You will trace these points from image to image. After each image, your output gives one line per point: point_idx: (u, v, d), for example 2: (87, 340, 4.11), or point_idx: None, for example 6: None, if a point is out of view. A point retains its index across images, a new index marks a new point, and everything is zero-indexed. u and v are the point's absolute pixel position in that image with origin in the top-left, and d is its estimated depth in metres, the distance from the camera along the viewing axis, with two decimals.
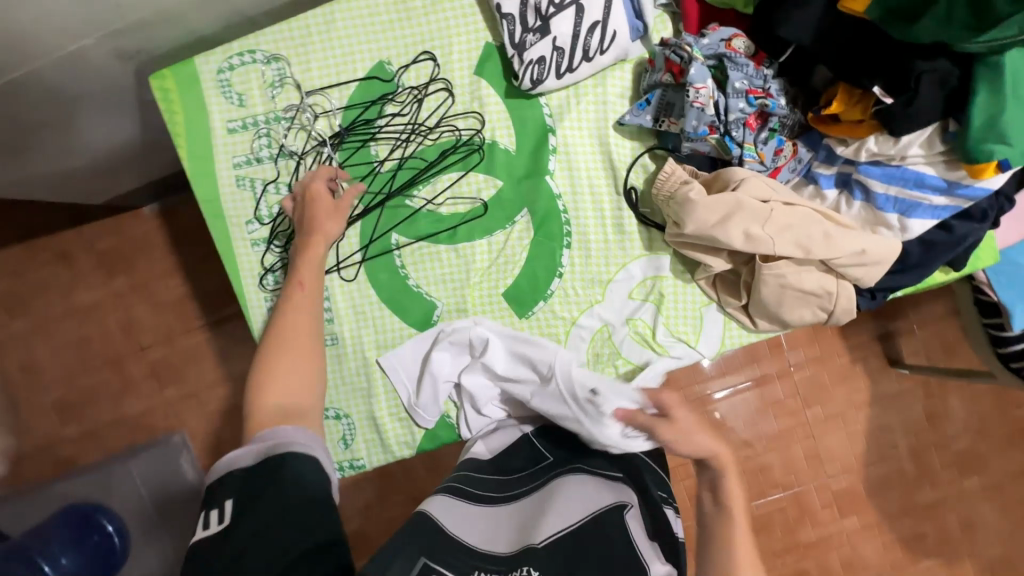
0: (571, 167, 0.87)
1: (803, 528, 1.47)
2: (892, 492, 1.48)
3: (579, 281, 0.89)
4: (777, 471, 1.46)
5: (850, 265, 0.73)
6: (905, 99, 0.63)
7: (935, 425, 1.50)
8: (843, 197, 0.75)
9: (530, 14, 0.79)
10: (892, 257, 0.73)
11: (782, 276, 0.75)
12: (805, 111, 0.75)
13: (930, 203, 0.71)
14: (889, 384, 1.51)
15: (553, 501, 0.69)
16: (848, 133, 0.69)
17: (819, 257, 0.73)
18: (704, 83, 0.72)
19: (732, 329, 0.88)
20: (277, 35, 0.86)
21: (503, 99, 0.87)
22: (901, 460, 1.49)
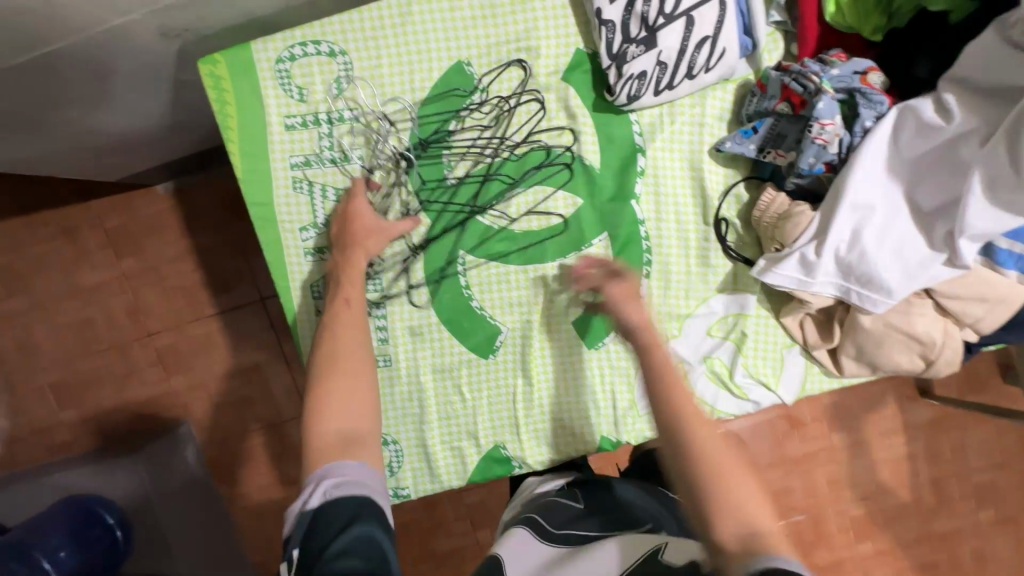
0: (657, 192, 0.80)
1: (819, 552, 1.46)
2: (908, 521, 1.48)
3: (656, 313, 0.83)
4: (797, 494, 1.45)
5: (954, 296, 0.70)
6: None
7: (949, 453, 1.50)
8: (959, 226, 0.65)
9: (634, 24, 0.72)
10: (1017, 299, 0.70)
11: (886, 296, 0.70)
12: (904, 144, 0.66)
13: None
14: (918, 413, 1.50)
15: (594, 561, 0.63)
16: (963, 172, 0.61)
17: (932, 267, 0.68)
18: (831, 120, 0.67)
19: (814, 373, 0.84)
20: (345, 24, 0.77)
21: (591, 113, 0.79)
22: (921, 489, 1.49)
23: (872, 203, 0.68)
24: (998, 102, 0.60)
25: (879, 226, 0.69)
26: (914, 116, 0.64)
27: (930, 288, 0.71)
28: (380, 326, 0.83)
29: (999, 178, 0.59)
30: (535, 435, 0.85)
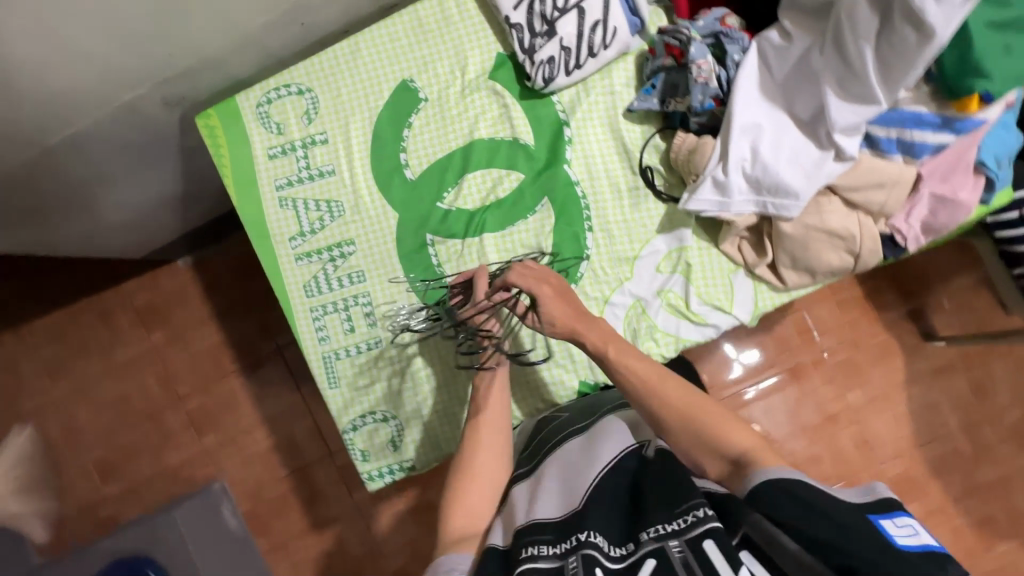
0: (586, 156, 0.93)
1: None
2: (952, 473, 1.52)
3: (607, 260, 0.92)
4: (827, 462, 1.51)
5: (854, 189, 0.79)
6: (884, 52, 0.70)
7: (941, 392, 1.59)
8: (875, 155, 0.79)
9: (537, 21, 0.87)
10: (907, 181, 0.78)
11: (796, 203, 0.79)
12: (767, 70, 0.79)
13: (920, 138, 0.76)
14: (929, 359, 1.57)
15: (588, 457, 0.75)
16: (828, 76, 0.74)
17: (825, 182, 0.78)
18: (704, 60, 0.79)
19: (763, 292, 0.91)
20: (309, 68, 0.94)
21: (518, 101, 0.94)
22: (955, 438, 1.55)
23: (758, 122, 0.79)
24: (821, 20, 0.75)
25: (776, 138, 0.79)
26: (767, 49, 0.78)
27: (831, 185, 0.79)
28: (367, 311, 0.95)
29: (843, 77, 0.73)
30: (517, 390, 0.96)
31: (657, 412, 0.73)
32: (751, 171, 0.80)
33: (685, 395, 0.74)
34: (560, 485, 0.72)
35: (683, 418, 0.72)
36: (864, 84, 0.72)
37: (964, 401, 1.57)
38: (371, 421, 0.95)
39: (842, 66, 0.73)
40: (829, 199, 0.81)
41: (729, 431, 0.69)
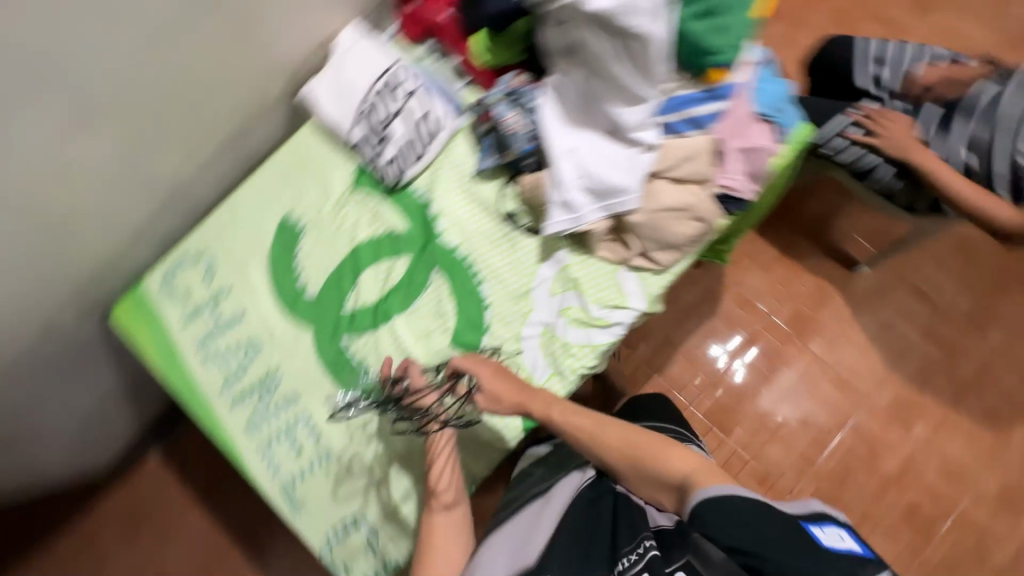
0: (457, 222, 1.04)
1: (878, 458, 1.69)
2: (933, 378, 1.72)
3: (506, 301, 1.01)
4: (822, 416, 1.72)
5: (670, 169, 0.91)
6: (631, 66, 0.82)
7: (876, 316, 1.76)
8: (674, 135, 0.92)
9: (375, 133, 1.03)
10: (705, 148, 0.91)
11: (622, 203, 0.92)
12: (563, 101, 0.92)
13: (696, 112, 0.91)
14: (861, 284, 1.78)
15: (552, 510, 0.90)
16: (605, 95, 0.87)
17: (641, 173, 0.91)
18: (509, 115, 0.94)
19: (648, 280, 1.00)
20: (199, 236, 1.06)
21: (385, 199, 1.06)
22: (914, 346, 1.74)
23: (571, 144, 0.92)
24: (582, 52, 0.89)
25: (592, 152, 0.92)
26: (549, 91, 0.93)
27: (650, 173, 0.92)
28: (309, 427, 0.99)
29: (614, 90, 0.86)
30: (470, 450, 0.99)
31: (609, 458, 0.84)
32: (581, 186, 0.93)
33: (629, 434, 0.84)
34: (527, 541, 0.86)
35: (633, 460, 0.82)
36: (631, 91, 0.85)
37: (906, 311, 1.76)
38: (345, 532, 0.95)
39: (609, 84, 0.86)
40: (658, 183, 0.92)
41: (670, 456, 0.79)
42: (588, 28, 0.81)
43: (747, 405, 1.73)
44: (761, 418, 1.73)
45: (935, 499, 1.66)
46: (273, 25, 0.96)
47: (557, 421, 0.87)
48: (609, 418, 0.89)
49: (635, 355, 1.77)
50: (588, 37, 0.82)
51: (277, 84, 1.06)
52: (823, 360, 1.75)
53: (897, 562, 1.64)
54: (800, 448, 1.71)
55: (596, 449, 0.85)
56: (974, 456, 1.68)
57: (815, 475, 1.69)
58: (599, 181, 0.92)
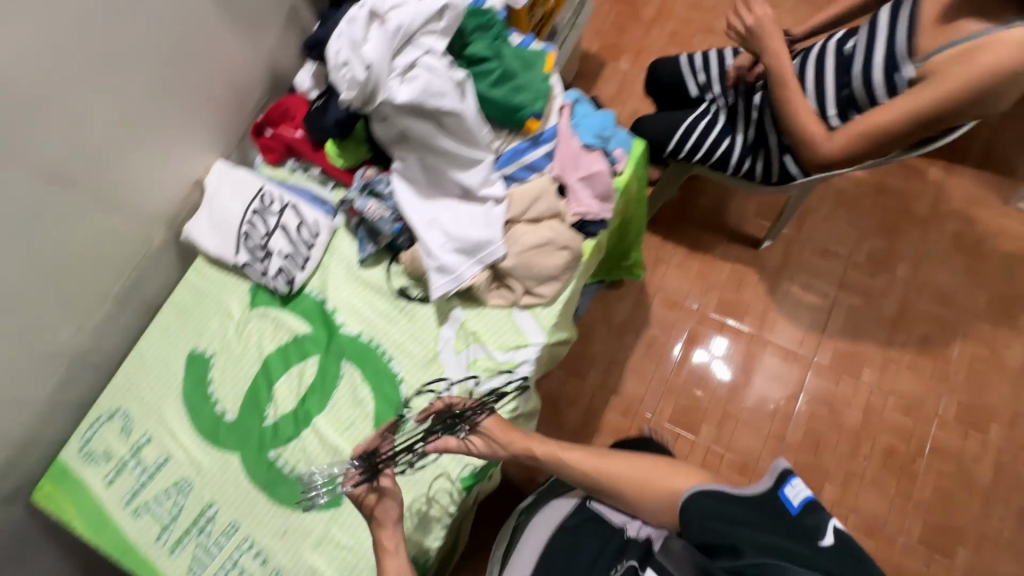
0: (354, 311, 1.09)
1: (839, 415, 1.74)
2: (860, 324, 1.80)
3: (417, 371, 1.05)
4: (775, 390, 1.77)
5: (523, 212, 1.00)
6: (453, 137, 0.92)
7: (793, 282, 1.86)
8: (519, 183, 1.02)
9: (259, 253, 1.10)
10: (548, 187, 1.01)
11: (491, 251, 1.00)
12: (412, 181, 1.01)
13: (529, 159, 1.02)
14: (768, 259, 1.89)
15: (541, 531, 1.01)
16: (444, 166, 0.97)
17: (500, 223, 1.00)
18: (369, 204, 1.02)
19: (540, 314, 1.05)
20: (110, 394, 1.08)
21: (282, 308, 1.11)
22: (835, 301, 1.83)
23: (431, 215, 1.01)
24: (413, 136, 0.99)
25: (451, 216, 1.01)
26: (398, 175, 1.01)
27: (507, 220, 1.01)
28: (253, 550, 0.98)
29: (450, 160, 0.96)
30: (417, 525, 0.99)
31: (616, 490, 0.95)
32: (451, 248, 1.00)
33: (630, 467, 0.96)
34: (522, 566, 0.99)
35: (639, 488, 0.94)
36: (463, 157, 0.95)
37: (817, 270, 1.87)
38: None
39: (444, 156, 0.96)
40: (517, 227, 1.01)
41: (670, 479, 0.93)
42: (403, 117, 0.90)
43: (705, 400, 1.78)
44: (723, 408, 1.77)
45: (904, 438, 1.70)
46: (134, 181, 1.04)
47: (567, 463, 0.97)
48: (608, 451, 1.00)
49: (587, 383, 1.81)
50: (408, 126, 0.91)
51: (158, 231, 1.13)
52: (761, 337, 1.82)
53: (891, 512, 1.65)
54: (768, 428, 1.74)
55: (603, 483, 0.96)
56: (924, 386, 1.74)
57: (790, 449, 1.72)
58: (466, 240, 0.99)
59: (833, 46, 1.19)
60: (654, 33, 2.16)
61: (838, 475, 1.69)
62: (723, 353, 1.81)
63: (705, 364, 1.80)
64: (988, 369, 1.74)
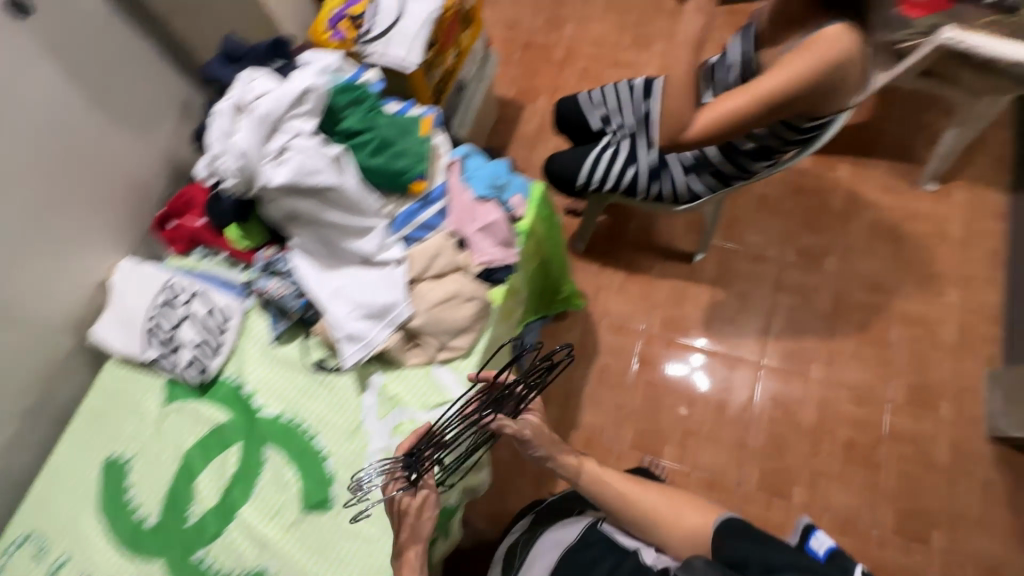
0: (273, 391, 1.07)
1: (795, 415, 1.75)
2: (800, 322, 1.84)
3: (342, 445, 1.03)
4: (729, 400, 1.77)
5: (423, 271, 1.01)
6: (339, 209, 0.94)
7: (731, 290, 1.90)
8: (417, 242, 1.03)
9: (168, 347, 1.08)
10: (445, 242, 1.02)
11: (398, 313, 1.00)
12: (311, 254, 1.01)
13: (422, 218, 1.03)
14: (704, 272, 1.93)
15: (551, 551, 1.08)
16: (336, 237, 0.97)
17: (401, 284, 1.00)
18: (272, 284, 1.02)
19: (460, 367, 1.05)
20: (24, 518, 1.03)
21: (199, 399, 1.08)
22: (773, 303, 1.88)
23: (333, 286, 1.01)
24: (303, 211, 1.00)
25: (355, 283, 1.01)
26: (295, 251, 1.02)
27: (409, 280, 1.01)
28: None
29: (341, 231, 0.97)
30: None
31: (646, 517, 1.02)
32: (357, 315, 1.00)
33: (658, 499, 1.04)
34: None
35: (669, 518, 1.01)
36: (352, 226, 0.96)
37: (752, 276, 1.91)
38: None
39: (335, 228, 0.97)
40: (420, 285, 1.01)
41: (695, 513, 1.01)
42: (284, 197, 0.91)
43: (664, 420, 1.77)
44: (683, 426, 1.76)
45: (862, 429, 1.72)
46: (29, 293, 1.02)
47: (602, 480, 1.05)
48: (641, 481, 1.07)
49: (546, 420, 1.80)
50: (291, 205, 0.92)
51: (64, 338, 1.10)
52: (709, 348, 1.84)
53: (862, 506, 1.64)
54: (729, 439, 1.73)
55: (636, 510, 1.03)
56: (870, 374, 1.77)
57: (753, 457, 1.71)
58: (371, 305, 0.99)
59: (705, 69, 1.28)
60: (567, 73, 2.26)
61: (804, 477, 1.69)
62: (703, 364, 1.82)
63: (686, 376, 1.81)
64: (928, 348, 1.78)
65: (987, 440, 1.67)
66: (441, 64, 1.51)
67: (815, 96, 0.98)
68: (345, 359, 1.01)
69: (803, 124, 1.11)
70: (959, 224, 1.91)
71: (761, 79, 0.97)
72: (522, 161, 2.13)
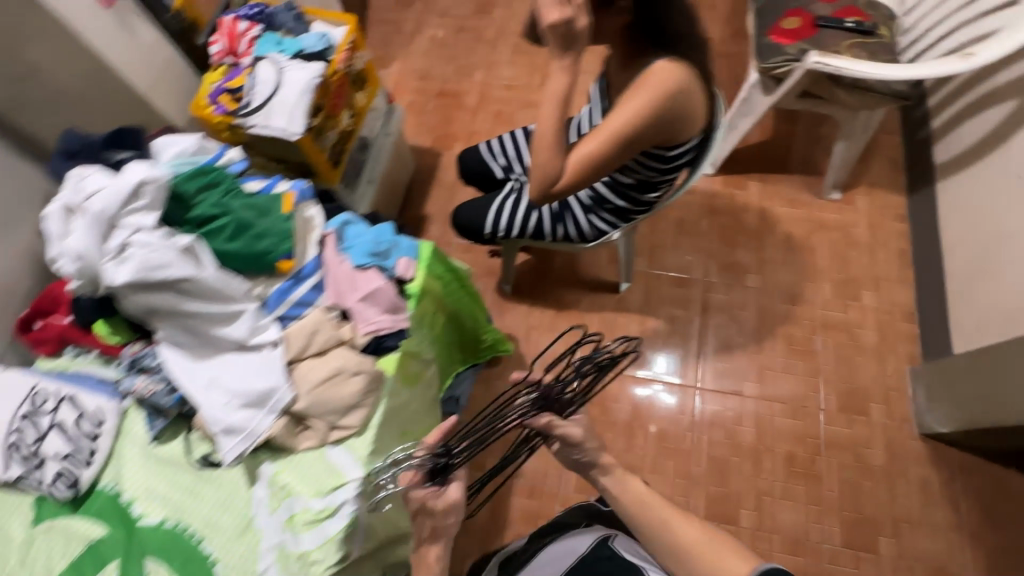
0: (154, 496, 0.99)
1: (734, 435, 1.74)
2: (729, 341, 1.86)
3: (232, 548, 0.94)
4: (669, 428, 1.75)
5: (304, 349, 0.97)
6: (202, 298, 0.90)
7: (659, 316, 1.91)
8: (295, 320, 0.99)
9: (31, 462, 0.99)
10: (325, 317, 0.99)
11: (280, 398, 0.94)
12: (180, 347, 0.96)
13: (298, 296, 1.00)
14: (631, 301, 1.94)
15: (560, 556, 1.10)
16: (202, 326, 0.92)
17: (281, 366, 0.95)
18: (139, 382, 0.95)
19: (355, 445, 1.00)
20: None
21: (73, 515, 0.99)
22: (702, 325, 1.89)
23: (206, 376, 0.95)
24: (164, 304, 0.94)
25: (230, 370, 0.95)
26: (162, 345, 0.96)
27: (289, 361, 0.96)
28: None
29: (208, 320, 0.92)
30: None
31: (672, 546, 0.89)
32: (234, 405, 0.94)
33: (693, 530, 0.89)
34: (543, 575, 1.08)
35: (702, 553, 0.87)
36: (220, 313, 0.92)
37: (678, 300, 1.93)
38: None
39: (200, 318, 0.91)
40: (302, 365, 0.97)
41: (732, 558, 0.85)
42: (137, 293, 0.86)
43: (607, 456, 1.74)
44: (627, 460, 1.73)
45: (800, 441, 1.72)
46: None
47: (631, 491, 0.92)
48: (674, 506, 0.92)
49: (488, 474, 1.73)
50: (148, 300, 0.87)
51: None
52: (644, 378, 1.82)
53: (810, 522, 1.63)
54: (673, 468, 1.71)
55: (664, 538, 0.89)
56: (801, 386, 1.78)
57: (699, 485, 1.68)
58: (249, 392, 0.93)
59: (575, 120, 1.40)
60: (480, 117, 2.29)
61: (750, 499, 1.66)
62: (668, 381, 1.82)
63: (650, 396, 1.80)
64: (852, 353, 1.82)
65: (918, 438, 1.70)
66: (334, 127, 1.49)
67: (673, 116, 0.94)
68: (226, 453, 0.94)
69: (666, 153, 1.11)
70: (865, 229, 1.98)
71: (611, 116, 0.95)
72: (443, 208, 2.12)
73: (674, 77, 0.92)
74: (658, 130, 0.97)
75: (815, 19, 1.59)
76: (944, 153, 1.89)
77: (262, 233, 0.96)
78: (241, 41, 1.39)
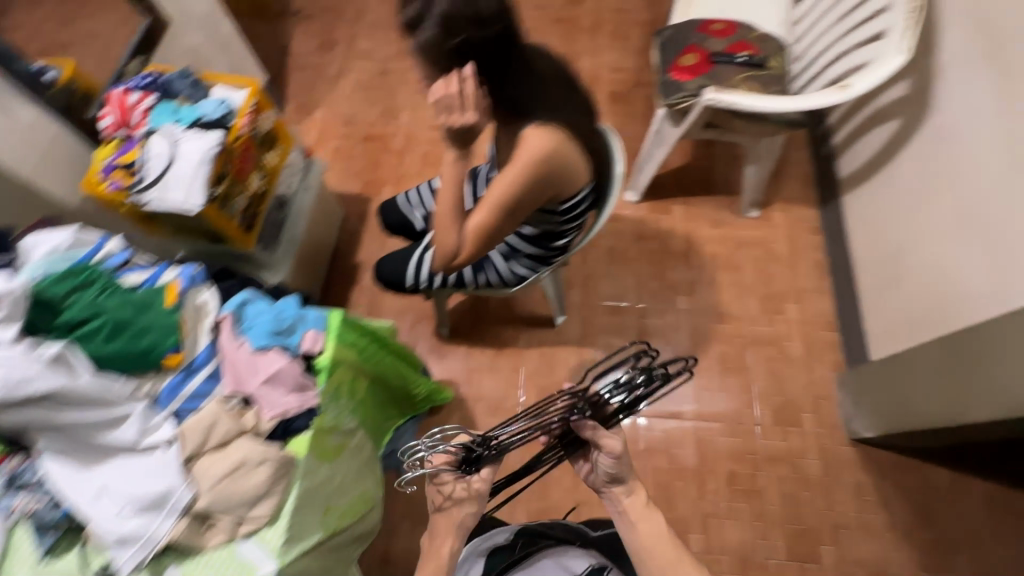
0: None
1: (677, 459, 1.76)
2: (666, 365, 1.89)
3: None
4: None
5: (202, 443, 0.91)
6: (80, 407, 0.84)
7: (597, 346, 1.93)
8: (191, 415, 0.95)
9: None
10: (222, 407, 0.94)
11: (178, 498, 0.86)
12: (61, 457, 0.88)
13: (192, 389, 0.96)
14: (569, 333, 1.95)
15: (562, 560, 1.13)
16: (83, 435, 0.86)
17: (177, 464, 0.89)
18: (18, 501, 0.90)
19: (267, 538, 0.93)
20: None
21: None
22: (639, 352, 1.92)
23: (94, 486, 0.87)
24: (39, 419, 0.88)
25: (121, 476, 0.87)
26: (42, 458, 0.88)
27: (186, 458, 0.90)
28: None
29: (90, 429, 0.86)
30: None
31: None
32: (127, 513, 0.85)
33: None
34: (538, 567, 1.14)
35: None
36: (102, 420, 0.86)
37: (615, 328, 1.96)
38: None
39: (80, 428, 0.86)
40: (202, 461, 0.91)
41: None
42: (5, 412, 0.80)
43: (555, 494, 1.73)
44: (576, 496, 1.72)
45: (740, 459, 1.76)
46: None
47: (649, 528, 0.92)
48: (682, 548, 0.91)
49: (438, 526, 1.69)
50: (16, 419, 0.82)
51: None
52: None
53: (755, 540, 1.66)
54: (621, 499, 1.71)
55: None
56: (737, 403, 1.83)
57: None
58: (143, 496, 0.85)
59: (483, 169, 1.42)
60: (408, 159, 2.29)
61: (697, 523, 1.69)
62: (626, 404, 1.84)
63: None
64: (782, 365, 1.88)
65: (849, 443, 1.77)
66: (242, 191, 1.46)
67: (542, 172, 0.96)
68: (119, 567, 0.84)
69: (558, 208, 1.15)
70: (784, 243, 2.07)
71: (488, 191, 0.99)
72: (375, 255, 2.10)
73: (530, 137, 0.95)
74: (543, 186, 0.98)
75: (710, 55, 1.68)
76: (847, 167, 2.00)
77: (144, 330, 0.93)
78: (133, 112, 1.34)
